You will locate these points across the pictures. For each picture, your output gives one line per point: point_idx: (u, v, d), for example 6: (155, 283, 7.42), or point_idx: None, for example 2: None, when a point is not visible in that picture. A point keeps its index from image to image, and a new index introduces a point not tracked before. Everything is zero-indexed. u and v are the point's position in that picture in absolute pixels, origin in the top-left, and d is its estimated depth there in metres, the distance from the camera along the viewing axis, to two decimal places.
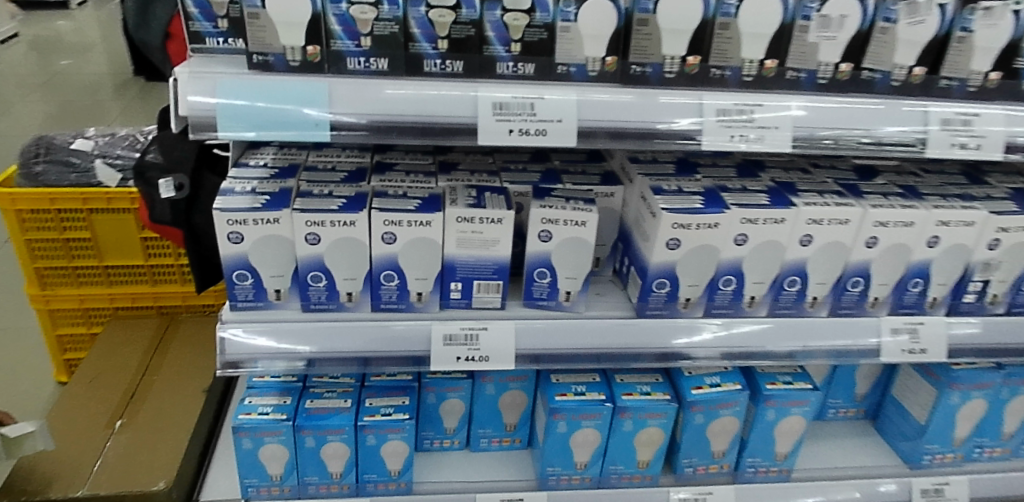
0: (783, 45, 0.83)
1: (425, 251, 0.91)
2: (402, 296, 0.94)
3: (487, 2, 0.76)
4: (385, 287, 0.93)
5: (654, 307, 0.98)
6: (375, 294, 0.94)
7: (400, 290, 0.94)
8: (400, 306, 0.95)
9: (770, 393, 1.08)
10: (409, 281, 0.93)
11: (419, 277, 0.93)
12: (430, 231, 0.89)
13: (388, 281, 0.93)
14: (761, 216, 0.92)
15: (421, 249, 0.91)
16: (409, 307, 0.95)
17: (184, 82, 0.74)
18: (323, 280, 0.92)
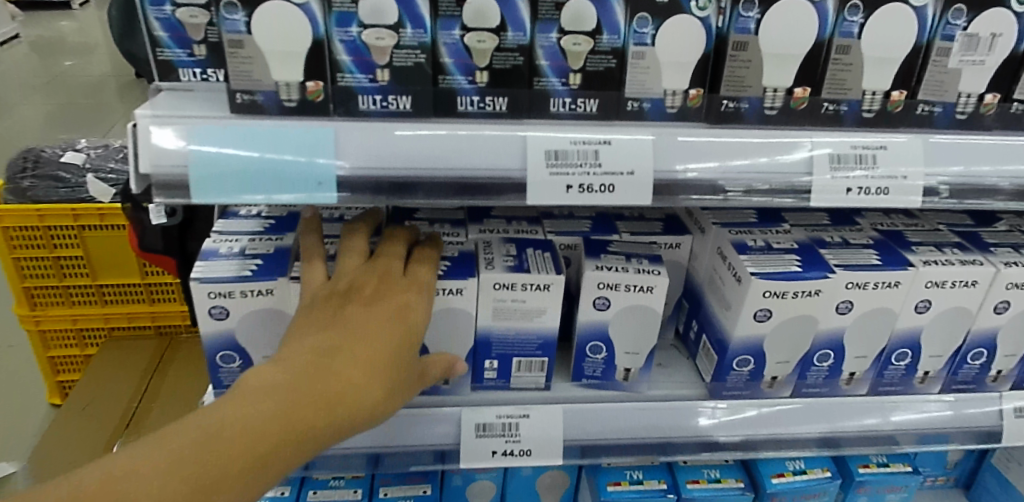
0: (913, 72, 0.65)
1: (454, 322, 0.74)
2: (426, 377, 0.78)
3: (541, 21, 0.58)
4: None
5: (733, 387, 0.80)
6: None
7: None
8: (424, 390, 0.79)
9: (864, 479, 0.91)
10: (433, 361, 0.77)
11: (445, 355, 0.76)
12: (460, 301, 0.72)
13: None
14: (870, 281, 0.74)
15: (448, 320, 0.74)
16: (434, 390, 0.79)
17: (145, 128, 0.56)
18: None
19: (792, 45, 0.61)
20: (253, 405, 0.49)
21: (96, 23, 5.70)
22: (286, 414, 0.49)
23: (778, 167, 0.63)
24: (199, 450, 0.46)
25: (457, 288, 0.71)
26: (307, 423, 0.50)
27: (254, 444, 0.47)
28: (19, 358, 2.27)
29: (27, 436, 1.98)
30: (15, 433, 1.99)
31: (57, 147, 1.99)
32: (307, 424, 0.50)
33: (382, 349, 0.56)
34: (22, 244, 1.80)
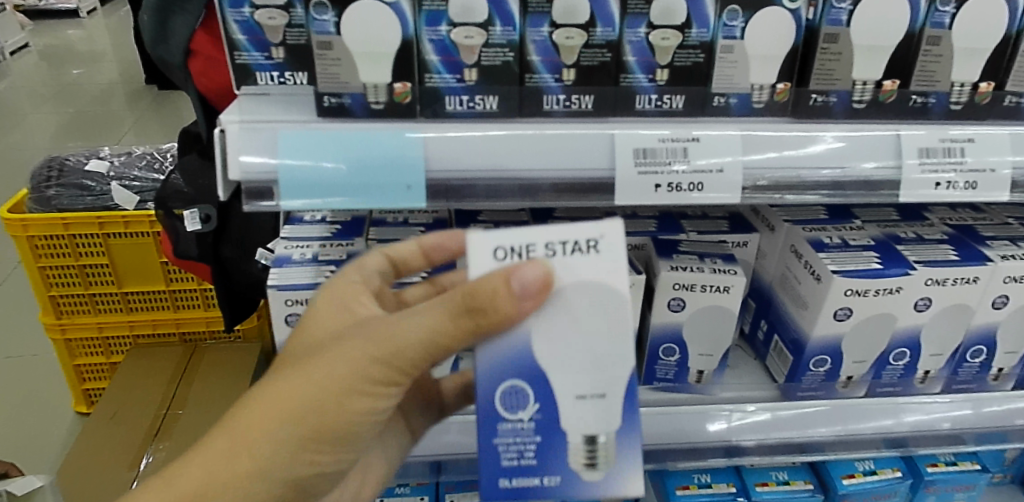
0: (1003, 63, 0.64)
1: (594, 314, 0.42)
2: (549, 463, 0.47)
3: (629, 16, 0.57)
4: (510, 423, 0.47)
5: (807, 388, 0.79)
6: (488, 452, 0.47)
7: (545, 451, 0.47)
8: (531, 482, 0.47)
9: (933, 478, 0.89)
10: (560, 407, 0.45)
11: (579, 396, 0.44)
12: (601, 260, 0.41)
13: (521, 408, 0.46)
14: (951, 276, 0.72)
15: (591, 307, 0.42)
16: (541, 491, 0.47)
17: (234, 137, 0.55)
18: (529, 406, 0.45)
19: (880, 37, 0.61)
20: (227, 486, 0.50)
21: (105, 32, 5.70)
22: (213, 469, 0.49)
23: (831, 157, 0.60)
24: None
25: (592, 241, 0.41)
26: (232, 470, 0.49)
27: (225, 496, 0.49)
28: (40, 368, 2.25)
29: (55, 445, 1.97)
30: (42, 443, 1.98)
31: (82, 155, 1.94)
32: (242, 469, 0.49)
33: (292, 354, 0.51)
34: (47, 253, 1.79)
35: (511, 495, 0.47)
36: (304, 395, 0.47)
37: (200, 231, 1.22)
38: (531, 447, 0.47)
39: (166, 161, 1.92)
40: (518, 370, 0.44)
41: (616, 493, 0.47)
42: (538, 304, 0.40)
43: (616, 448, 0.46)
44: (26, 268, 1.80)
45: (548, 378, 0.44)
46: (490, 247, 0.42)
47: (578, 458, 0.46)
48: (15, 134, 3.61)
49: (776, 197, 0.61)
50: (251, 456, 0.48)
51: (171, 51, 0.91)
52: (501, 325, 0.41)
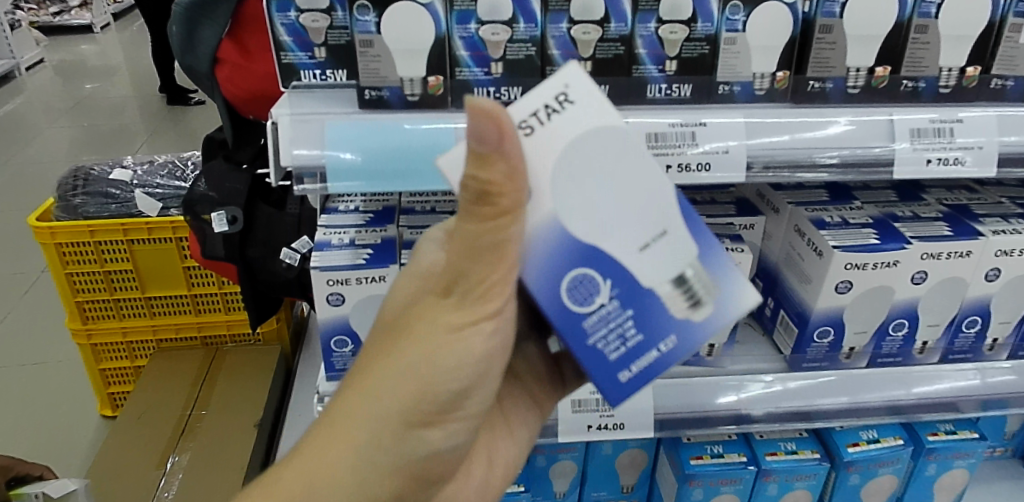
0: (987, 48, 0.69)
1: (613, 160, 0.44)
2: (653, 327, 0.47)
3: (640, 12, 0.63)
4: (592, 316, 0.47)
5: (813, 359, 0.84)
6: (588, 356, 0.48)
7: (642, 317, 0.47)
8: (650, 354, 0.48)
9: (934, 446, 0.93)
10: (629, 263, 0.46)
11: (646, 244, 0.45)
12: (574, 115, 0.44)
13: (595, 293, 0.47)
14: (944, 250, 0.77)
15: (606, 155, 0.44)
16: (672, 359, 0.47)
17: (285, 128, 0.62)
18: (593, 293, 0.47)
19: (872, 27, 0.66)
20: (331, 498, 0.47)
21: (116, 46, 5.79)
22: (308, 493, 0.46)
23: (835, 139, 0.65)
24: None
25: (562, 96, 0.44)
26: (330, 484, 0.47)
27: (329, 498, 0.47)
28: (63, 374, 2.15)
29: (80, 452, 1.88)
30: (69, 444, 1.91)
31: (106, 164, 1.87)
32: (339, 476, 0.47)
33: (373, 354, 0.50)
34: (74, 260, 1.73)
35: (639, 377, 0.48)
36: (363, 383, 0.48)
37: (226, 232, 1.20)
38: (628, 322, 0.47)
39: (190, 168, 1.85)
40: (569, 252, 0.46)
41: (740, 311, 0.48)
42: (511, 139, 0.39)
43: (708, 277, 0.47)
44: (53, 275, 1.74)
45: (606, 246, 0.45)
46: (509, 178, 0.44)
47: (679, 302, 0.47)
48: (35, 148, 3.70)
49: (780, 175, 0.66)
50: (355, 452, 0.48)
51: (200, 60, 0.95)
52: (509, 194, 0.40)
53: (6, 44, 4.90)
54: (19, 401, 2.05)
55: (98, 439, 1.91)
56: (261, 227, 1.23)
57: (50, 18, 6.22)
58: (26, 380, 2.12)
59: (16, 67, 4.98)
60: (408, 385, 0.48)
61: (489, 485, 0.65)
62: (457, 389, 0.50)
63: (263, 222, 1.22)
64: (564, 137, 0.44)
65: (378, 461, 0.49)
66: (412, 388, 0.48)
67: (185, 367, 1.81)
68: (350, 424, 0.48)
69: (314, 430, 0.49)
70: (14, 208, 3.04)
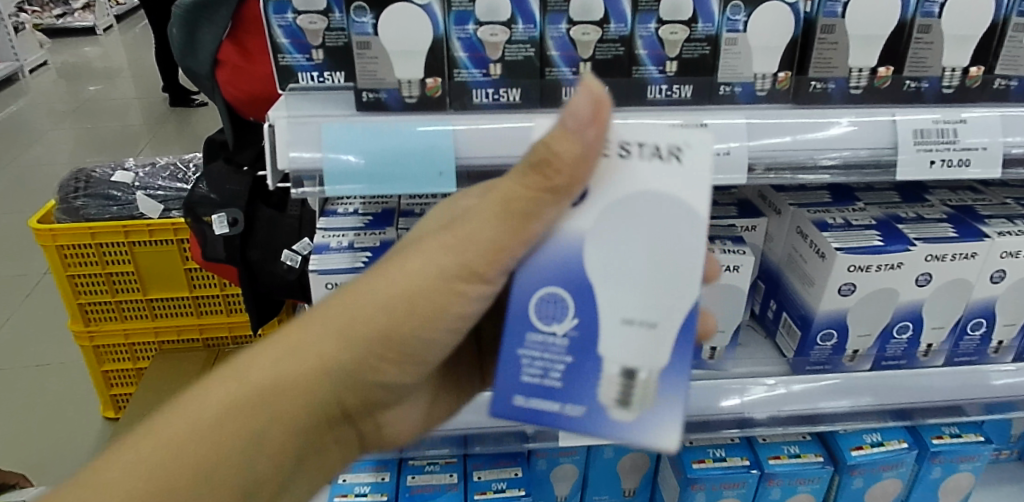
0: (991, 48, 0.68)
1: (664, 227, 0.40)
2: (575, 389, 0.42)
3: (641, 13, 0.63)
4: (541, 334, 0.43)
5: (815, 362, 0.83)
6: (506, 369, 0.43)
7: (575, 375, 0.42)
8: (550, 409, 0.42)
9: (938, 449, 0.92)
10: (602, 320, 0.41)
11: (628, 320, 0.41)
12: (666, 173, 0.40)
13: (557, 319, 0.42)
14: (949, 252, 0.77)
15: (656, 216, 0.40)
16: (562, 424, 0.42)
17: (282, 130, 0.61)
18: (557, 318, 0.42)
19: (875, 27, 0.66)
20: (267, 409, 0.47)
21: (120, 49, 5.80)
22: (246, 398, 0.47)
23: (837, 139, 0.64)
24: (220, 407, 0.46)
25: (677, 150, 0.40)
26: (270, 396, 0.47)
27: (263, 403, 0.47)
28: (65, 376, 2.15)
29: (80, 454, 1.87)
30: (70, 446, 1.90)
31: (108, 166, 1.87)
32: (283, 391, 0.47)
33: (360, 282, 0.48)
34: (76, 262, 1.73)
35: (520, 415, 0.42)
36: (350, 305, 0.47)
37: (227, 235, 1.20)
38: (558, 367, 0.42)
39: (191, 170, 1.85)
40: (567, 275, 0.42)
41: (643, 445, 0.41)
42: (599, 132, 0.38)
43: (654, 394, 0.41)
44: (55, 277, 1.74)
45: (597, 293, 0.41)
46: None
47: (610, 393, 0.41)
48: (37, 150, 3.70)
49: (780, 176, 0.65)
50: (303, 366, 0.47)
51: (200, 63, 0.94)
52: (573, 182, 0.39)
53: (9, 47, 4.92)
54: (21, 403, 2.05)
55: (100, 441, 1.91)
56: (263, 229, 1.23)
57: (53, 20, 6.23)
58: (28, 382, 2.12)
59: (20, 69, 4.99)
60: (387, 319, 0.46)
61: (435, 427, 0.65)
62: (432, 339, 0.48)
63: (265, 224, 1.22)
64: (634, 178, 0.40)
65: (336, 379, 0.48)
66: (386, 324, 0.46)
67: (186, 369, 1.81)
68: (309, 343, 0.47)
69: (292, 329, 0.49)
70: (17, 210, 3.04)
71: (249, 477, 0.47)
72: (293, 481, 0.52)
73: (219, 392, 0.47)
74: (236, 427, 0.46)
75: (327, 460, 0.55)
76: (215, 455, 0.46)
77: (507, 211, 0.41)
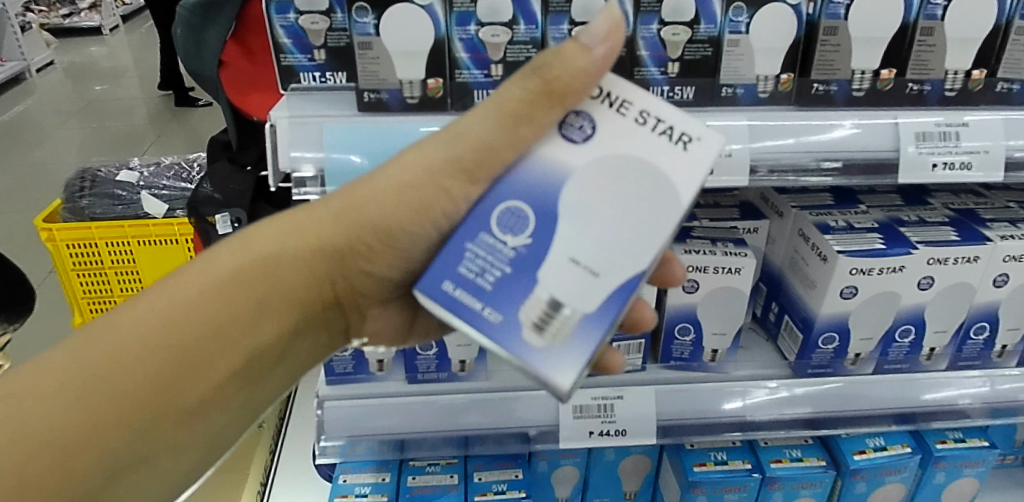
0: (994, 51, 0.68)
1: (644, 192, 0.45)
2: (503, 297, 0.44)
3: (643, 14, 0.63)
4: (492, 240, 0.46)
5: (816, 365, 0.83)
6: (450, 259, 0.45)
7: (509, 285, 0.44)
8: (472, 305, 0.44)
9: (942, 454, 0.92)
10: (552, 253, 0.45)
11: (576, 259, 0.44)
12: (666, 155, 0.46)
13: (514, 232, 0.46)
14: (952, 255, 0.76)
15: (638, 185, 0.45)
16: (477, 321, 0.44)
17: (284, 130, 0.61)
18: (512, 232, 0.46)
19: (878, 29, 0.65)
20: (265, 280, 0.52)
21: (125, 49, 5.82)
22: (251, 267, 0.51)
23: (839, 143, 0.64)
24: (225, 270, 0.51)
25: (688, 136, 0.46)
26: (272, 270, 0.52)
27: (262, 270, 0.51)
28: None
29: None
30: None
31: (113, 166, 1.87)
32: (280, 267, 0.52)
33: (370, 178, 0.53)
34: (81, 261, 1.73)
35: (444, 300, 0.44)
36: (347, 195, 0.51)
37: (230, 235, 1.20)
38: (496, 273, 0.45)
39: (195, 170, 1.85)
40: (537, 200, 0.46)
41: (539, 371, 0.43)
42: (610, 50, 0.45)
43: (572, 330, 0.44)
44: (60, 276, 1.74)
45: (559, 225, 0.45)
46: (576, 109, 0.47)
47: (531, 313, 0.44)
48: (42, 150, 3.71)
49: (784, 179, 0.65)
50: (302, 246, 0.52)
51: (206, 65, 0.94)
52: (570, 90, 0.45)
53: (16, 46, 4.94)
54: None
55: None
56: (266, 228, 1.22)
57: (59, 20, 6.25)
58: None
59: (26, 69, 5.01)
60: (379, 211, 0.50)
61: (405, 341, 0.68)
62: (423, 237, 0.51)
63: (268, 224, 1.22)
64: (636, 142, 0.46)
65: (326, 259, 0.52)
66: (379, 215, 0.50)
67: None
68: (313, 227, 0.52)
69: (301, 210, 0.54)
70: (22, 210, 3.05)
71: (249, 341, 0.52)
72: (292, 351, 0.57)
73: (229, 254, 0.52)
74: (240, 289, 0.51)
75: (318, 340, 0.60)
76: (221, 312, 0.51)
77: (502, 109, 0.45)
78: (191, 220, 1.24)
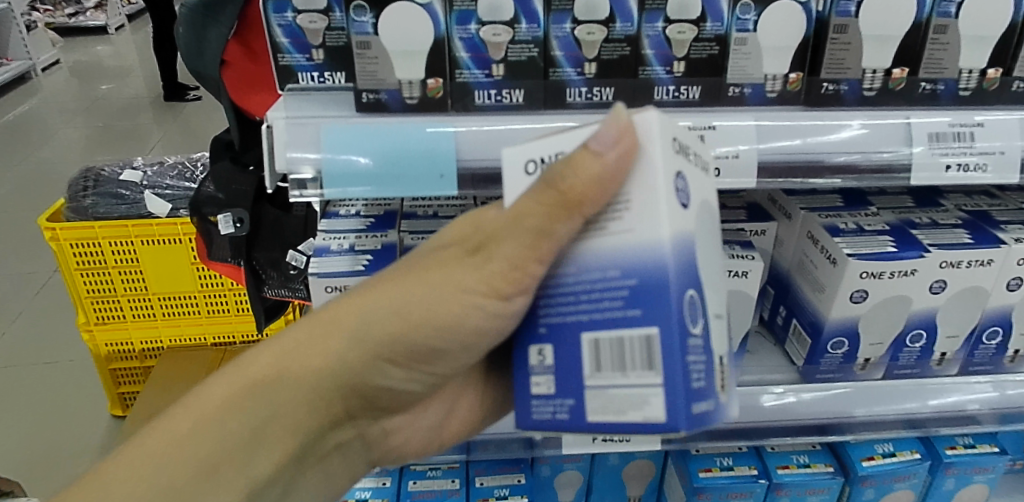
0: (1010, 49, 0.66)
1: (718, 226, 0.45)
2: (712, 382, 0.42)
3: (647, 12, 0.62)
4: (695, 339, 0.41)
5: (826, 370, 0.81)
6: (679, 376, 0.40)
7: (711, 371, 0.42)
8: (703, 406, 0.42)
9: (952, 460, 0.90)
10: (709, 322, 0.43)
11: (718, 315, 0.44)
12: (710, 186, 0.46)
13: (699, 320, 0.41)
14: (964, 258, 0.74)
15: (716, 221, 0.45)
16: (705, 419, 0.42)
17: (281, 131, 0.60)
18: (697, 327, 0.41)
19: (889, 27, 0.64)
20: (270, 407, 0.49)
21: (131, 48, 5.83)
22: (252, 396, 0.48)
23: (850, 143, 0.62)
24: (228, 400, 0.48)
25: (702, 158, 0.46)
26: (275, 397, 0.49)
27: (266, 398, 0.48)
28: (71, 374, 2.13)
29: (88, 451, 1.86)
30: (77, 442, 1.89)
31: (117, 165, 1.87)
32: (284, 392, 0.49)
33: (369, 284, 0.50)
34: (84, 260, 1.72)
35: (701, 420, 0.41)
36: (351, 310, 0.48)
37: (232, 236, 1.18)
38: (701, 368, 0.41)
39: (199, 170, 1.85)
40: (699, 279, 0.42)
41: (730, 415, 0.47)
42: (622, 155, 0.38)
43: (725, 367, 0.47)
44: (64, 274, 1.73)
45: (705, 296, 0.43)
46: (674, 170, 0.39)
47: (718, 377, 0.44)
48: (48, 148, 3.72)
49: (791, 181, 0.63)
50: (306, 368, 0.49)
51: (207, 64, 0.92)
52: (588, 200, 0.39)
53: (23, 46, 4.96)
54: (27, 398, 2.04)
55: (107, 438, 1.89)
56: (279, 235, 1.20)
57: (65, 19, 6.26)
58: (34, 380, 2.10)
59: (32, 68, 5.01)
60: (391, 323, 0.48)
61: (443, 431, 0.66)
62: (444, 348, 0.51)
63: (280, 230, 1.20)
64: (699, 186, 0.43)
65: (334, 378, 0.50)
66: (391, 329, 0.48)
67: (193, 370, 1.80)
68: (315, 345, 0.49)
69: (301, 327, 0.50)
70: (27, 208, 3.05)
71: (252, 470, 0.50)
72: (300, 477, 0.55)
73: (225, 383, 0.49)
74: (242, 420, 0.48)
75: (333, 461, 0.58)
76: (222, 446, 0.48)
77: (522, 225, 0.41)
78: (193, 220, 1.21)
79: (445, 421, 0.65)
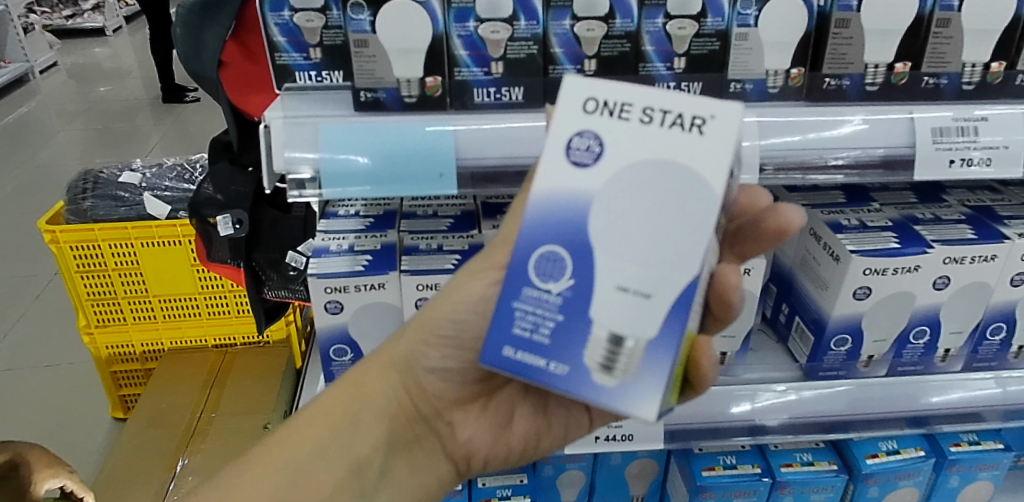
0: (1013, 43, 0.66)
1: (643, 191, 0.42)
2: (562, 346, 0.43)
3: (647, 8, 0.61)
4: (536, 292, 0.44)
5: (829, 368, 0.81)
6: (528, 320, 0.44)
7: (564, 333, 0.43)
8: (536, 363, 0.43)
9: (956, 457, 0.90)
10: (608, 294, 0.42)
11: (618, 286, 0.42)
12: (682, 147, 0.41)
13: (553, 277, 0.43)
14: (968, 254, 0.74)
15: (637, 181, 0.42)
16: (545, 376, 0.43)
17: (279, 131, 0.59)
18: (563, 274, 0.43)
19: (893, 21, 0.63)
20: (359, 403, 0.57)
21: (129, 49, 5.83)
22: (346, 398, 0.57)
23: (853, 139, 0.62)
24: (330, 404, 0.57)
25: (649, 111, 0.42)
26: (364, 393, 0.57)
27: (357, 395, 0.57)
28: (73, 376, 2.13)
29: (90, 453, 1.85)
30: (79, 444, 1.88)
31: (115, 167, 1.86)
32: (368, 388, 0.57)
33: None
34: (84, 262, 1.71)
35: (510, 366, 0.43)
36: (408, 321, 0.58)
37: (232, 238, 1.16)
38: (549, 324, 0.43)
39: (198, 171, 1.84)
40: (570, 237, 0.43)
41: (620, 410, 0.42)
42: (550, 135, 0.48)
43: (642, 359, 0.42)
44: (64, 278, 1.73)
45: (596, 257, 0.42)
46: (572, 130, 0.43)
47: (596, 355, 0.42)
48: (48, 151, 3.71)
49: (791, 177, 0.63)
50: (384, 366, 0.57)
51: (206, 65, 0.91)
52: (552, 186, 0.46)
53: (20, 47, 4.94)
54: (29, 401, 2.03)
55: (108, 441, 1.89)
56: (282, 236, 1.19)
57: (63, 20, 6.25)
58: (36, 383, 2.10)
59: (30, 70, 5.00)
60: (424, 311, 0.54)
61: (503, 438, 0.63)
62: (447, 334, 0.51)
63: (285, 231, 1.19)
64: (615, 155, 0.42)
65: (399, 371, 0.57)
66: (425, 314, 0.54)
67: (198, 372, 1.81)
68: (390, 350, 0.58)
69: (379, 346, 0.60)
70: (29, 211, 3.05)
71: (349, 457, 0.56)
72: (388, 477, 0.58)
73: (329, 393, 0.58)
74: (340, 414, 0.57)
75: (418, 464, 0.61)
76: (323, 434, 0.56)
77: None
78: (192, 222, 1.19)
79: (509, 425, 0.63)
